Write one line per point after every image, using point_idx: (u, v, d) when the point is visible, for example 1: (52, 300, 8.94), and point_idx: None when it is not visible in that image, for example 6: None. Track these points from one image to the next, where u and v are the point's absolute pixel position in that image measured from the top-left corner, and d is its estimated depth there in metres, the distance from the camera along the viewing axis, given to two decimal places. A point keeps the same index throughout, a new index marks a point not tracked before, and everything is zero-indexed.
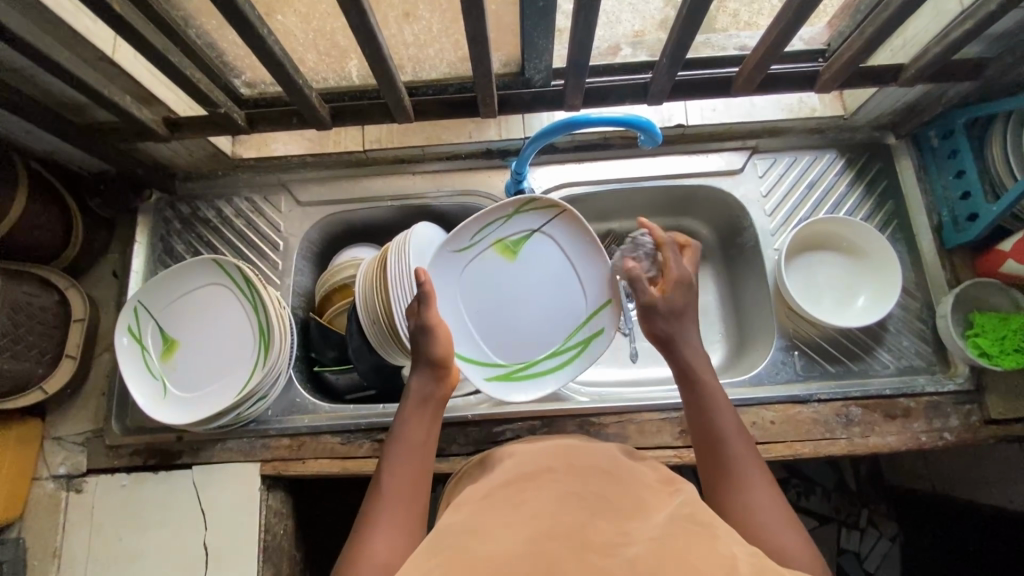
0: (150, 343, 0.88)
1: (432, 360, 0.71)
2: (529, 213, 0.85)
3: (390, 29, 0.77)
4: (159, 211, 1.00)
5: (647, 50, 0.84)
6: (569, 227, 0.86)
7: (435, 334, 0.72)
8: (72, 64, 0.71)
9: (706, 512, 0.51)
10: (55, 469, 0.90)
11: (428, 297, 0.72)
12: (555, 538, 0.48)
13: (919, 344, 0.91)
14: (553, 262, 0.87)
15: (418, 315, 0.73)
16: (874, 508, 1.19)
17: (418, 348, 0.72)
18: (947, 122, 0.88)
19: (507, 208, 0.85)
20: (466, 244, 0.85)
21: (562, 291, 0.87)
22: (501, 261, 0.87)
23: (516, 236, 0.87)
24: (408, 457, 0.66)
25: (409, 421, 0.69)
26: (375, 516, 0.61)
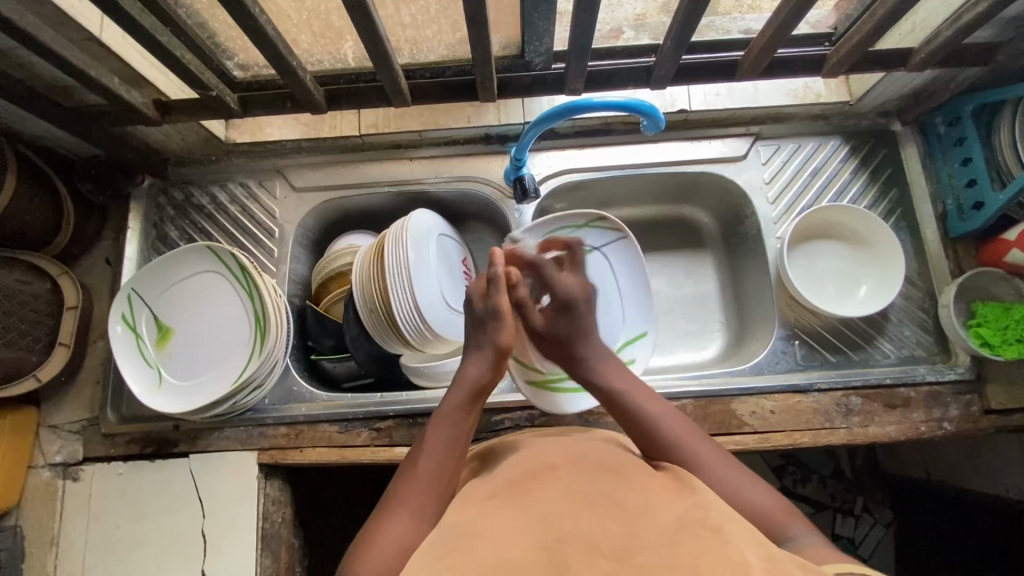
0: (144, 331, 0.87)
1: (496, 344, 0.72)
2: (596, 229, 0.92)
3: (386, 10, 0.74)
4: (152, 197, 0.98)
5: (650, 32, 0.82)
6: (625, 250, 0.92)
7: (503, 320, 0.73)
8: (58, 44, 0.69)
9: (717, 516, 0.50)
10: (51, 458, 0.90)
11: (497, 281, 0.74)
12: (563, 540, 0.48)
13: (920, 334, 0.91)
14: (605, 281, 0.93)
15: (487, 297, 0.74)
16: (869, 496, 1.20)
17: (485, 330, 0.73)
18: (955, 108, 0.86)
19: (579, 218, 0.91)
20: (533, 242, 0.91)
21: (608, 308, 0.92)
22: None
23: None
24: (448, 441, 0.65)
25: (452, 409, 0.68)
26: (403, 497, 0.60)
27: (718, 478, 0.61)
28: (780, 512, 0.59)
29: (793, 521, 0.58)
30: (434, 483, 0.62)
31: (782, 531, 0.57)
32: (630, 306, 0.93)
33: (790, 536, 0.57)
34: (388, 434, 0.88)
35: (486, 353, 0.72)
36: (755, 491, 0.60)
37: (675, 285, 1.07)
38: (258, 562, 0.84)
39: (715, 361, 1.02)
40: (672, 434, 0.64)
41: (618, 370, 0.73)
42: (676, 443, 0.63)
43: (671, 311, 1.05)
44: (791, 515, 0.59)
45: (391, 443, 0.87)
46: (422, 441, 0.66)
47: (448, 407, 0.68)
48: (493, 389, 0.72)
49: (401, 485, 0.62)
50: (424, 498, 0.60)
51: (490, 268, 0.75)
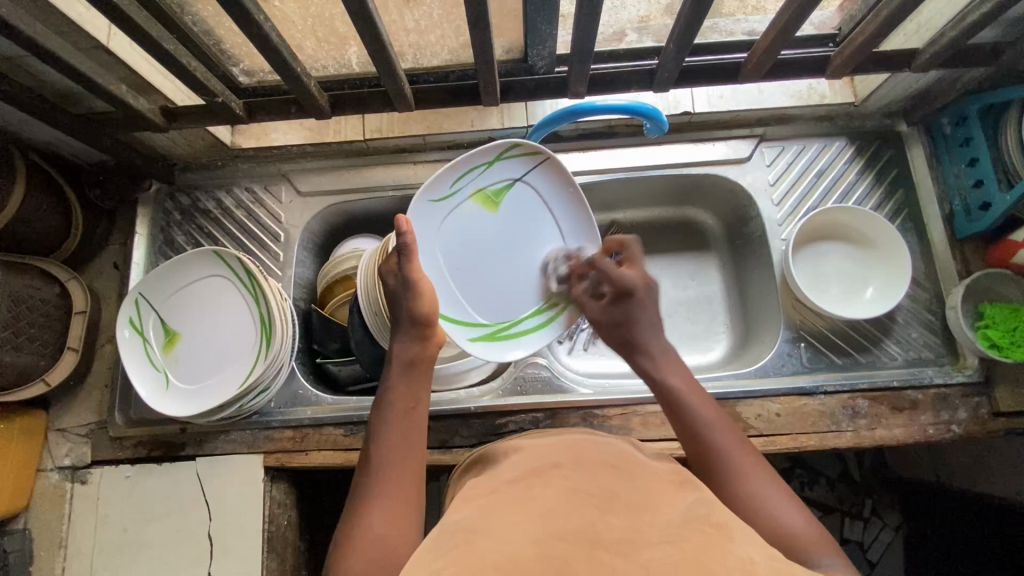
0: (151, 335, 0.87)
1: (415, 317, 0.72)
2: (510, 160, 0.83)
3: (390, 15, 0.75)
4: (159, 202, 0.99)
5: (654, 35, 0.82)
6: (550, 175, 0.85)
7: (419, 289, 0.72)
8: (65, 52, 0.69)
9: (720, 513, 0.50)
10: (60, 461, 0.90)
11: (407, 251, 0.72)
12: (565, 535, 0.48)
13: (927, 336, 0.90)
14: (534, 213, 0.86)
15: (398, 269, 0.72)
16: (877, 498, 1.21)
17: (399, 306, 0.73)
18: (960, 108, 0.86)
19: (489, 154, 0.82)
20: (446, 194, 0.81)
21: (542, 243, 0.86)
22: (482, 212, 0.84)
23: (497, 186, 0.84)
24: (394, 421, 0.67)
25: (391, 388, 0.69)
26: (370, 489, 0.61)
27: (757, 498, 0.60)
28: (812, 536, 0.57)
29: (822, 548, 0.56)
30: (393, 468, 0.63)
31: (812, 558, 0.55)
32: (562, 231, 0.87)
33: (819, 563, 0.54)
34: None
35: (410, 329, 0.73)
36: (786, 514, 0.58)
37: (679, 288, 1.06)
38: (264, 564, 0.85)
39: (720, 363, 1.01)
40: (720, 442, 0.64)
41: (676, 367, 0.72)
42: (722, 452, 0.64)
43: (677, 313, 1.05)
44: (823, 540, 0.57)
45: None
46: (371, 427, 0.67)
47: (387, 390, 0.69)
48: (427, 358, 0.72)
49: (364, 477, 0.63)
50: (388, 485, 0.61)
51: (397, 240, 0.71)
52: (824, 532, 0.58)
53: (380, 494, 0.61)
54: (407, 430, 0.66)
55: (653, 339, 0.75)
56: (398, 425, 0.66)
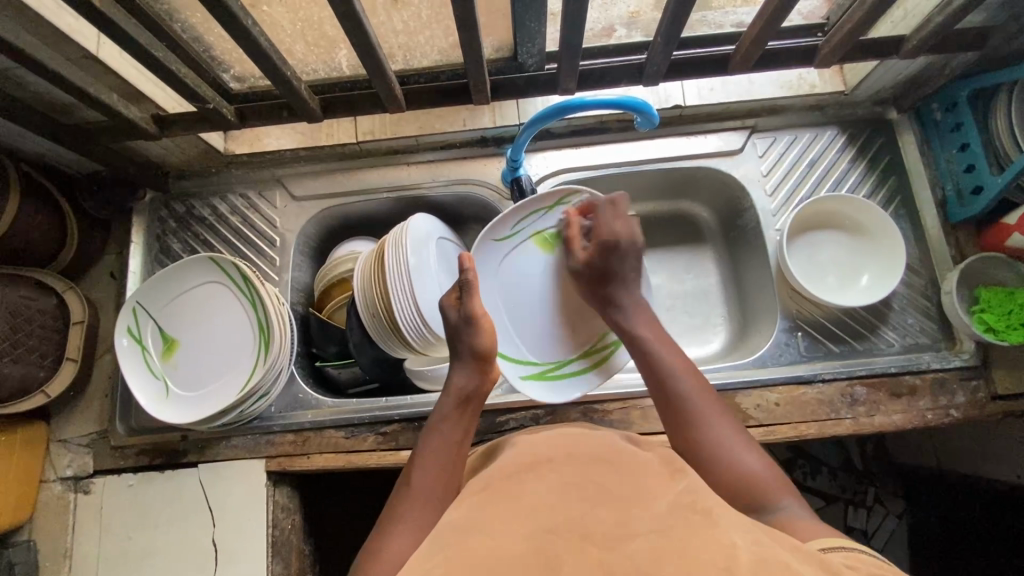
0: (150, 343, 0.88)
1: (476, 351, 0.74)
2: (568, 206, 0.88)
3: (379, 17, 0.75)
4: (154, 210, 0.99)
5: (642, 30, 0.82)
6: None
7: (479, 325, 0.75)
8: (55, 62, 0.69)
9: (705, 499, 0.51)
10: (62, 472, 0.91)
11: (469, 288, 0.75)
12: (555, 530, 0.48)
13: (924, 322, 0.90)
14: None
15: (459, 305, 0.76)
16: (881, 486, 1.21)
17: (461, 339, 0.75)
18: (950, 94, 0.86)
19: (549, 199, 0.87)
20: (507, 234, 0.88)
21: None
22: (539, 252, 0.90)
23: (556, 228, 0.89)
24: (437, 454, 0.67)
25: (442, 421, 0.70)
26: (402, 510, 0.62)
27: (715, 443, 0.64)
28: (773, 484, 0.60)
29: (783, 496, 0.60)
30: (432, 493, 0.63)
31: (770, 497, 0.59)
32: None
33: (778, 508, 0.58)
34: (394, 437, 0.88)
35: (470, 361, 0.74)
36: (748, 458, 0.62)
37: (676, 281, 1.07)
38: (269, 568, 0.85)
39: (718, 355, 1.01)
40: (686, 384, 0.68)
41: (653, 323, 0.76)
42: (688, 397, 0.67)
43: (674, 307, 1.05)
44: (784, 488, 0.60)
45: (397, 447, 0.88)
46: (418, 448, 0.69)
47: (441, 417, 0.70)
48: (481, 397, 0.74)
49: (400, 496, 0.64)
50: (420, 509, 0.62)
51: (461, 276, 0.76)
52: (785, 483, 0.61)
53: (414, 516, 0.61)
54: (450, 463, 0.66)
55: (625, 292, 0.78)
56: (440, 458, 0.67)
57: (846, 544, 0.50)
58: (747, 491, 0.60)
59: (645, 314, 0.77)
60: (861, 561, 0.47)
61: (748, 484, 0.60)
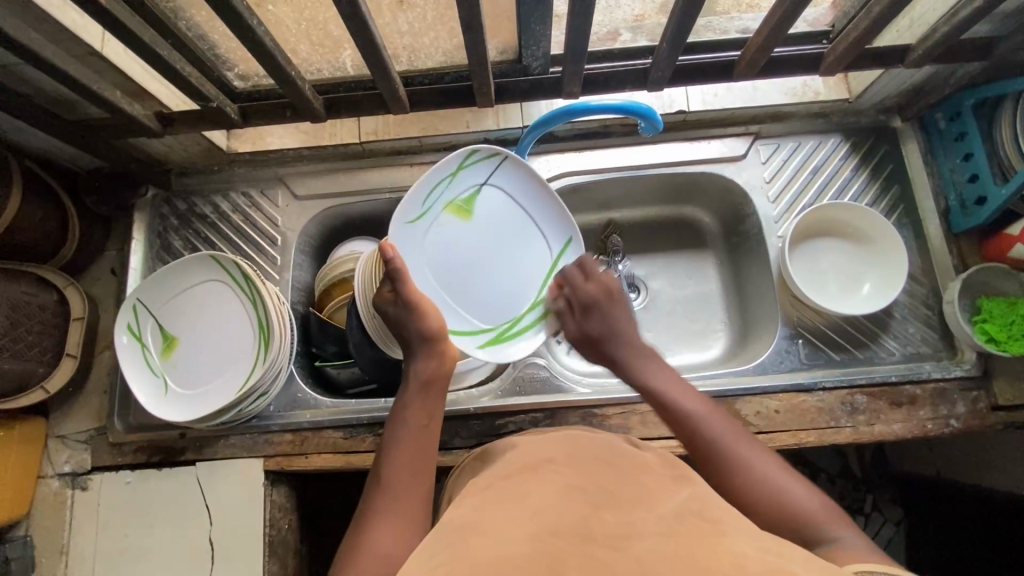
0: (149, 341, 0.88)
1: (426, 335, 0.73)
2: (473, 165, 0.82)
3: (384, 17, 0.75)
4: (156, 207, 0.99)
5: (647, 34, 0.83)
6: (517, 174, 0.84)
7: (420, 310, 0.73)
8: (59, 58, 0.70)
9: (712, 508, 0.51)
10: (60, 468, 0.90)
11: (400, 275, 0.72)
12: (559, 530, 0.48)
13: (925, 331, 0.90)
14: (506, 210, 0.84)
15: (395, 294, 0.73)
16: (877, 493, 1.21)
17: (405, 327, 0.74)
18: (955, 103, 0.85)
19: (450, 164, 0.81)
20: (419, 212, 0.79)
21: (518, 232, 0.85)
22: (457, 222, 0.82)
23: (466, 193, 0.82)
24: (402, 442, 0.68)
25: (404, 408, 0.71)
26: (374, 503, 0.63)
27: (762, 484, 0.62)
28: (822, 512, 0.59)
29: (838, 524, 0.58)
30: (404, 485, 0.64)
31: (827, 528, 0.58)
32: (542, 224, 0.86)
33: (833, 537, 0.57)
34: None
35: (423, 347, 0.74)
36: (796, 491, 0.61)
37: (677, 286, 1.07)
38: (265, 568, 0.85)
39: (718, 360, 1.01)
40: (714, 432, 0.67)
41: (664, 369, 0.75)
42: (718, 443, 0.66)
43: (675, 312, 1.05)
44: (834, 514, 0.60)
45: None
46: (385, 440, 0.69)
47: (402, 406, 0.71)
48: (443, 376, 0.74)
49: (374, 491, 0.64)
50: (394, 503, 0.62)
51: (389, 266, 0.72)
52: (835, 507, 0.61)
53: (387, 508, 0.62)
54: (414, 450, 0.67)
55: (628, 347, 0.78)
56: (406, 447, 0.67)
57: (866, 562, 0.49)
58: (807, 529, 0.58)
59: (653, 361, 0.76)
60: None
61: (803, 519, 0.59)
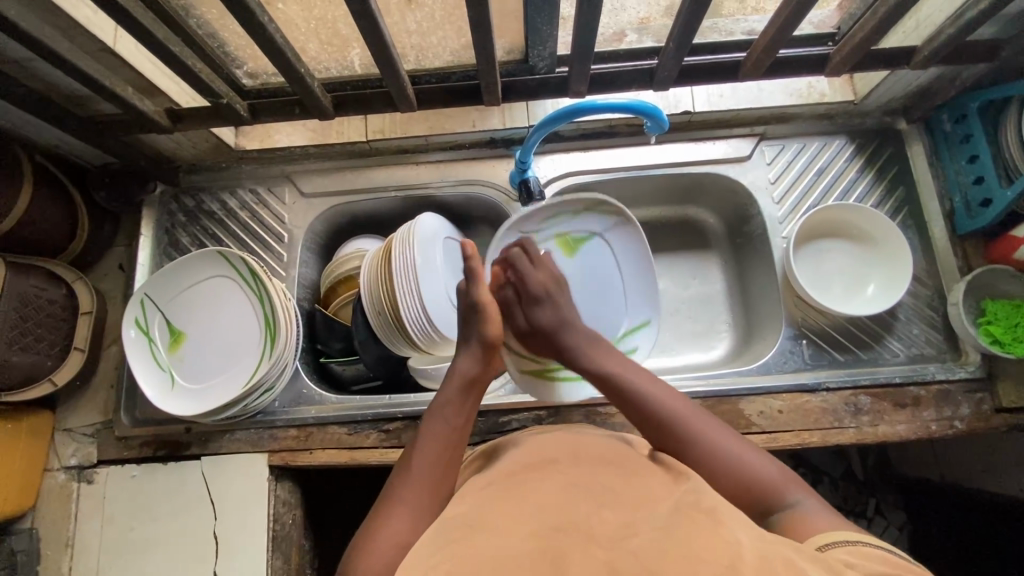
0: (157, 335, 0.88)
1: (485, 341, 0.73)
2: (596, 214, 0.88)
3: (392, 16, 0.76)
4: (164, 203, 1.00)
5: (653, 35, 0.83)
6: (629, 236, 0.89)
7: (486, 314, 0.74)
8: (73, 54, 0.70)
9: (709, 499, 0.51)
10: (66, 461, 0.91)
11: (476, 277, 0.76)
12: (559, 530, 0.48)
13: (929, 332, 0.90)
14: (605, 269, 0.91)
15: (468, 293, 0.76)
16: (881, 497, 1.20)
17: (471, 326, 0.75)
18: (960, 105, 0.86)
19: (578, 204, 0.87)
20: (534, 229, 0.88)
21: (608, 296, 0.91)
22: (559, 255, 0.89)
23: (578, 234, 0.89)
24: (437, 441, 0.66)
25: (443, 406, 0.69)
26: (397, 496, 0.61)
27: (720, 459, 0.61)
28: (783, 483, 0.59)
29: (793, 490, 0.59)
30: (429, 481, 0.63)
31: (787, 499, 0.58)
32: (632, 291, 0.92)
33: (792, 503, 0.58)
34: (397, 435, 0.88)
35: (475, 349, 0.73)
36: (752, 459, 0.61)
37: (681, 286, 1.07)
38: (268, 563, 0.85)
39: (722, 361, 1.01)
40: (670, 412, 0.65)
41: (613, 354, 0.72)
42: (672, 423, 0.64)
43: (679, 312, 1.05)
44: (799, 483, 0.60)
45: (399, 445, 0.88)
46: (418, 434, 0.68)
47: (441, 403, 0.69)
48: (484, 381, 0.73)
49: (398, 483, 0.63)
50: (417, 497, 0.61)
51: (466, 264, 0.76)
52: (800, 478, 0.61)
53: (408, 501, 0.61)
54: (448, 452, 0.66)
55: (580, 335, 0.74)
56: (440, 445, 0.66)
57: (848, 537, 0.50)
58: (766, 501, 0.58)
59: (603, 347, 0.74)
60: (866, 555, 0.47)
61: (762, 489, 0.59)
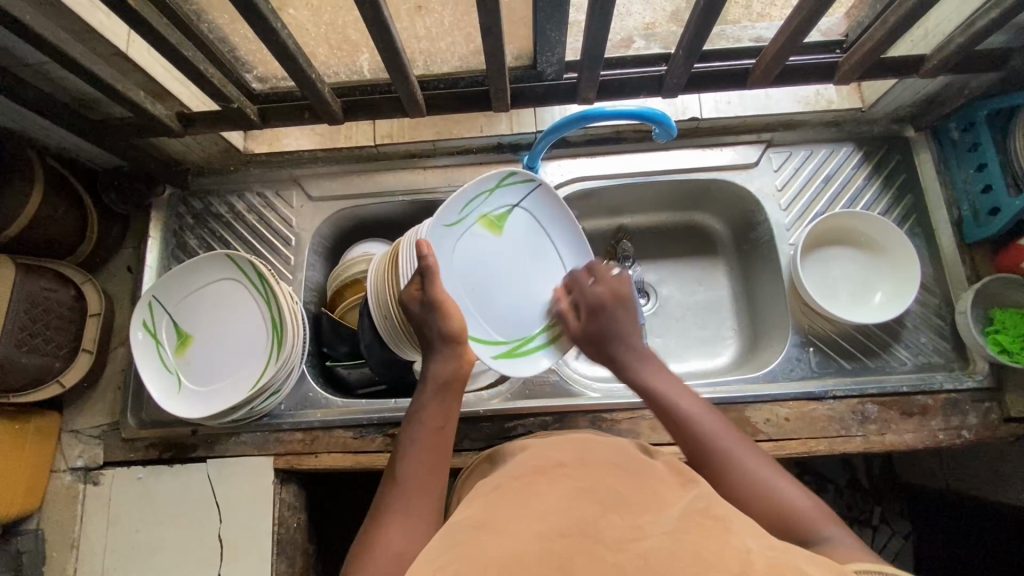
0: (164, 337, 0.88)
1: (446, 336, 0.73)
2: (511, 186, 0.86)
3: (402, 22, 0.76)
4: (173, 206, 1.00)
5: (660, 42, 0.83)
6: (548, 199, 0.89)
7: (446, 310, 0.73)
8: (86, 59, 0.71)
9: (718, 506, 0.51)
10: (72, 462, 0.91)
11: (431, 273, 0.73)
12: (569, 532, 0.48)
13: (937, 341, 0.90)
14: (532, 236, 0.89)
15: (423, 292, 0.73)
16: (887, 505, 1.19)
17: (428, 327, 0.73)
18: (968, 113, 0.85)
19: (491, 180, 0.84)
20: (455, 218, 0.81)
21: (542, 261, 0.89)
22: (487, 236, 0.85)
23: (500, 210, 0.86)
24: (419, 446, 0.67)
25: (420, 411, 0.70)
26: (387, 506, 0.62)
27: (758, 487, 0.61)
28: (817, 516, 0.58)
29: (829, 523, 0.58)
30: (417, 486, 0.63)
31: (817, 531, 0.57)
32: (564, 254, 0.91)
33: (822, 537, 0.56)
34: (402, 439, 0.88)
35: (442, 349, 0.73)
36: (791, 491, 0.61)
37: (687, 292, 1.07)
38: (273, 567, 0.85)
39: (728, 367, 1.01)
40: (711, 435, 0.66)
41: (659, 370, 0.74)
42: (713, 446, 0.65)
43: (685, 317, 1.05)
44: (830, 519, 0.58)
45: None
46: (400, 442, 0.69)
47: (417, 409, 0.70)
48: (461, 378, 0.73)
49: (388, 491, 0.64)
50: (409, 503, 0.62)
51: (421, 262, 0.73)
52: (833, 514, 0.59)
53: (400, 508, 0.61)
54: (429, 457, 0.66)
55: (632, 344, 0.76)
56: (422, 451, 0.66)
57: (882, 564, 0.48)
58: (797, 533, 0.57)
59: (652, 362, 0.75)
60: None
61: (795, 522, 0.58)
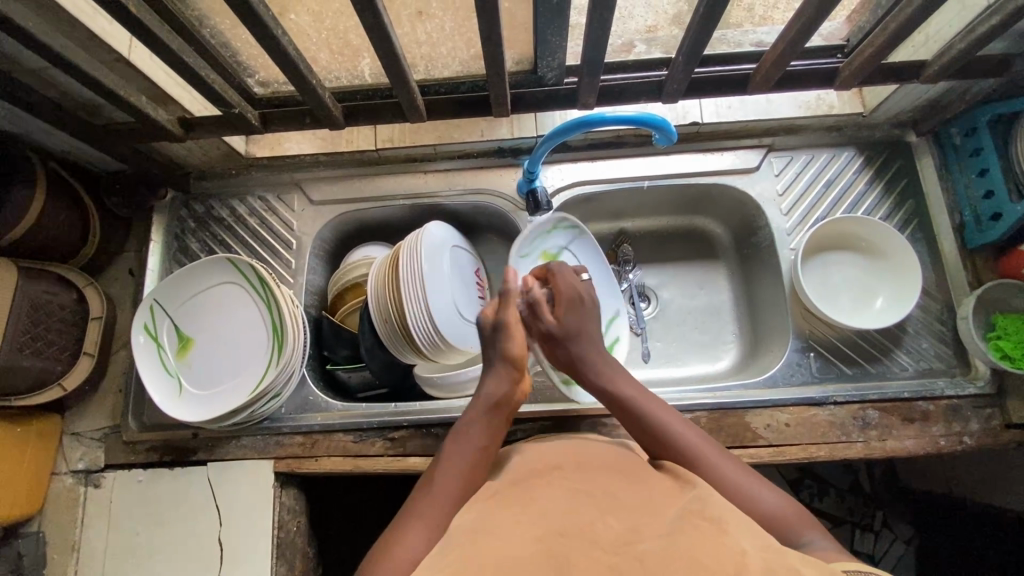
0: (166, 341, 0.89)
1: (508, 357, 0.72)
2: (561, 231, 0.97)
3: (403, 27, 0.76)
4: (174, 210, 1.00)
5: (661, 47, 0.83)
6: (589, 246, 0.99)
7: (512, 332, 0.73)
8: (89, 65, 0.72)
9: (714, 507, 0.51)
10: (74, 465, 0.92)
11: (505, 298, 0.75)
12: (565, 534, 0.48)
13: (938, 346, 0.90)
14: None
15: (494, 314, 0.75)
16: (888, 510, 1.17)
17: (494, 345, 0.74)
18: (971, 119, 0.84)
19: (548, 223, 0.96)
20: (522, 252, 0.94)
21: None
22: None
23: (552, 252, 0.97)
24: (464, 462, 0.64)
25: (469, 426, 0.67)
26: (420, 507, 0.60)
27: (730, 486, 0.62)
28: (795, 518, 0.59)
29: (807, 530, 0.59)
30: (451, 496, 0.61)
31: (796, 534, 0.58)
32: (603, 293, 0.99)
33: (803, 540, 0.57)
34: (402, 443, 0.89)
35: (500, 368, 0.72)
36: (766, 497, 0.61)
37: (687, 296, 1.07)
38: (273, 570, 0.85)
39: (729, 372, 1.01)
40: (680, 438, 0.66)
41: (624, 377, 0.73)
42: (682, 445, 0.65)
43: (685, 321, 1.05)
44: (806, 521, 0.59)
45: (405, 453, 0.88)
46: (443, 452, 0.66)
47: (464, 423, 0.68)
48: (512, 402, 0.71)
49: (419, 498, 0.61)
50: (440, 511, 0.59)
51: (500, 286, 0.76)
52: (810, 517, 0.60)
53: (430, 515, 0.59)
54: (473, 474, 0.63)
55: (592, 348, 0.75)
56: (464, 464, 0.64)
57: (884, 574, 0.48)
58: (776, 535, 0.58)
59: (617, 369, 0.74)
60: None
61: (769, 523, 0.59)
